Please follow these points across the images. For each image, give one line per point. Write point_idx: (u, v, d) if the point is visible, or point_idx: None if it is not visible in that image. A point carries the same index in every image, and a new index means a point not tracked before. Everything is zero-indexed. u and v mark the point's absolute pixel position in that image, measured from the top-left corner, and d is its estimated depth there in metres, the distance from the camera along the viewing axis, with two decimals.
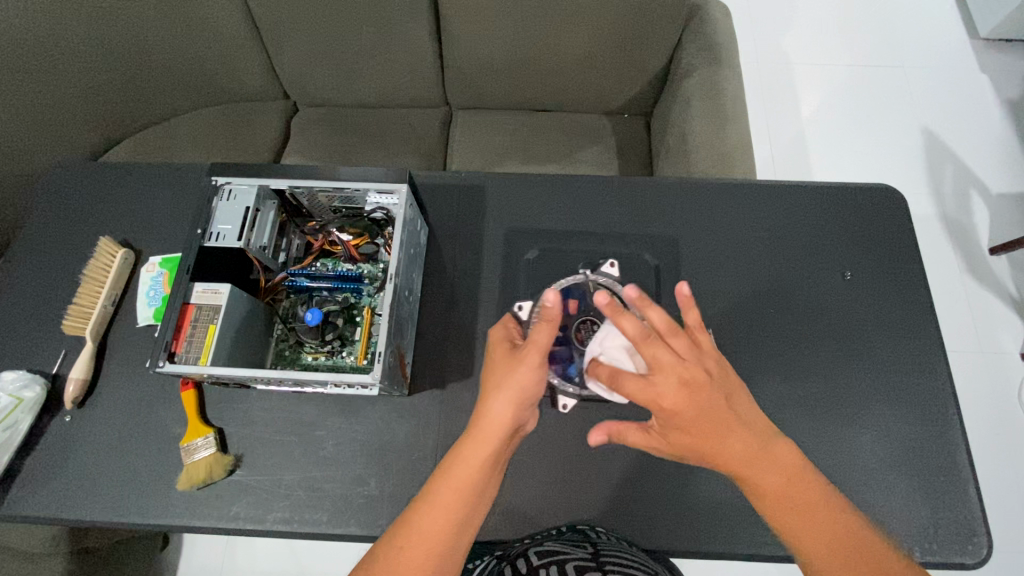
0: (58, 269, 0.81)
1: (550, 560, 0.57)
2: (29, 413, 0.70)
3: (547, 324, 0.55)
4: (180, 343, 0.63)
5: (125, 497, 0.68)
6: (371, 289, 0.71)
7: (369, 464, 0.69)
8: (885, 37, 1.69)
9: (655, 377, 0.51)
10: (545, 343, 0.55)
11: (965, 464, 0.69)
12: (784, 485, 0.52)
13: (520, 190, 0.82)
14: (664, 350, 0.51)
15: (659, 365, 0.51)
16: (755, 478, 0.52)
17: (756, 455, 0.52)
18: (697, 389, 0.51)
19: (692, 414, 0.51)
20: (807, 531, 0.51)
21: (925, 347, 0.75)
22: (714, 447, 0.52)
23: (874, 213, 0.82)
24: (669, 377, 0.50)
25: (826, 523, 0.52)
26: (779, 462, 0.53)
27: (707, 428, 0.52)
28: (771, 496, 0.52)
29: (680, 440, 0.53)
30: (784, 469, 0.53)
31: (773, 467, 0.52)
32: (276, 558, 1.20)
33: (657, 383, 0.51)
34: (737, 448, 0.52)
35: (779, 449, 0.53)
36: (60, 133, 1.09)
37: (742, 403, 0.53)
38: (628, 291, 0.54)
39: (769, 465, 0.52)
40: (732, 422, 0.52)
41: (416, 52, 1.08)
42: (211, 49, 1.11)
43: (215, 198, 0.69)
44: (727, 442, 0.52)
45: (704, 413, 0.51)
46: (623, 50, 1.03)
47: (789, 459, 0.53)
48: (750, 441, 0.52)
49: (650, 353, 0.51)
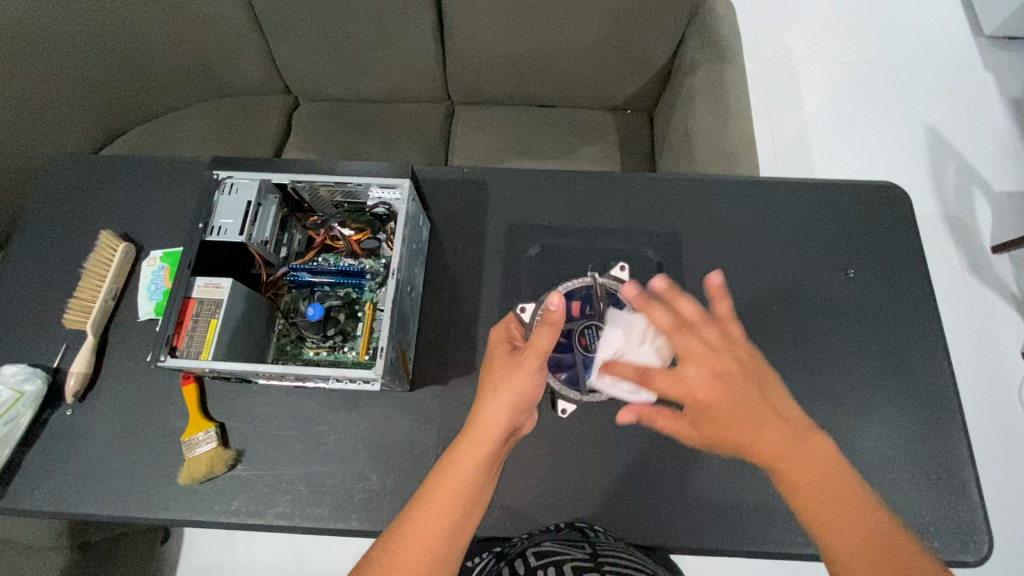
0: (58, 263, 0.80)
1: (548, 561, 0.58)
2: (31, 407, 0.70)
3: (549, 327, 0.54)
4: (181, 338, 0.63)
5: (127, 492, 0.68)
6: (373, 285, 0.71)
7: (370, 459, 0.69)
8: (888, 34, 1.68)
9: (686, 367, 0.55)
10: (545, 346, 0.54)
11: (967, 462, 0.69)
12: (818, 477, 0.52)
13: (522, 185, 0.82)
14: (694, 340, 0.56)
15: (690, 355, 0.56)
16: (793, 471, 0.52)
17: (794, 450, 0.53)
18: (728, 378, 0.55)
19: (726, 405, 0.54)
20: (840, 525, 0.50)
21: (928, 346, 0.75)
22: (747, 440, 0.53)
23: (878, 212, 0.82)
24: (700, 366, 0.55)
25: (863, 516, 0.50)
26: (813, 454, 0.53)
27: (739, 418, 0.54)
28: (806, 484, 0.52)
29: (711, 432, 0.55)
30: (817, 462, 0.53)
31: (811, 463, 0.52)
32: (276, 554, 1.21)
33: (689, 372, 0.55)
34: (775, 441, 0.53)
35: (816, 445, 0.54)
36: (63, 126, 1.08)
37: (776, 395, 0.56)
38: (657, 283, 0.59)
39: (803, 458, 0.53)
40: (766, 412, 0.54)
41: (417, 46, 1.08)
42: (212, 43, 1.11)
43: (217, 191, 0.68)
44: (764, 433, 0.53)
45: (737, 403, 0.54)
46: (627, 44, 1.03)
47: (823, 452, 0.53)
48: (785, 433, 0.53)
49: (681, 343, 0.56)
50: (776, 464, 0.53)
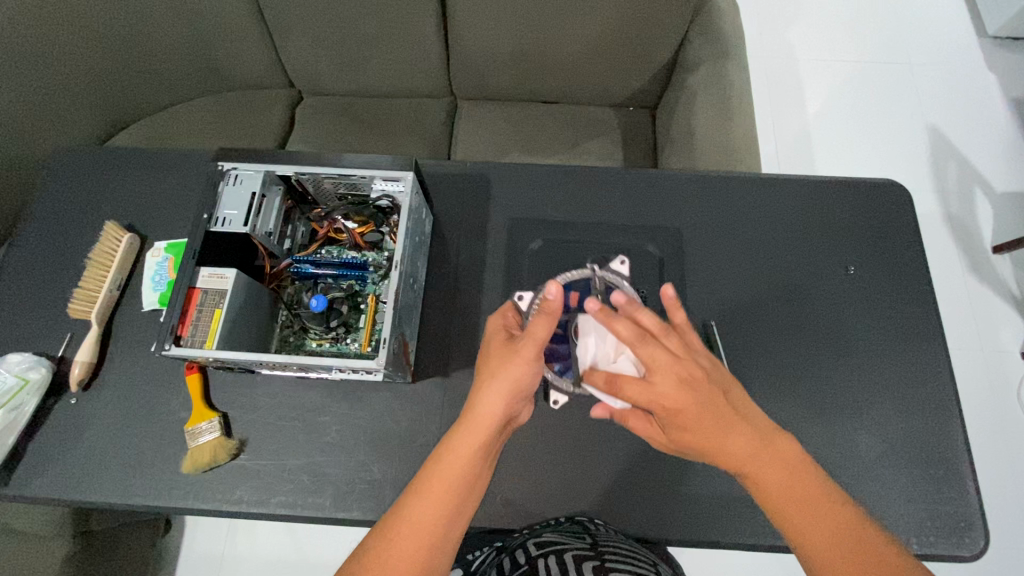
0: (63, 254, 0.81)
1: (548, 550, 0.59)
2: (35, 395, 0.71)
3: (545, 317, 0.54)
4: (186, 327, 0.63)
5: (131, 479, 0.69)
6: (376, 277, 0.72)
7: (372, 449, 0.69)
8: (892, 34, 1.68)
9: (653, 378, 0.52)
10: (542, 337, 0.55)
11: (964, 458, 0.70)
12: (785, 477, 0.52)
13: (524, 180, 0.82)
14: (658, 349, 0.52)
15: (655, 365, 0.52)
16: (759, 474, 0.52)
17: (758, 453, 0.52)
18: (696, 385, 0.52)
19: (694, 412, 0.52)
20: (808, 527, 0.51)
21: (926, 343, 0.75)
22: (719, 447, 0.53)
23: (879, 209, 0.82)
24: (667, 376, 0.51)
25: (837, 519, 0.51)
26: (780, 452, 0.53)
27: (707, 424, 0.52)
28: (776, 488, 0.52)
29: (684, 438, 0.54)
30: (784, 461, 0.52)
31: (776, 463, 0.52)
32: (277, 545, 1.21)
33: (656, 382, 0.52)
34: (742, 446, 0.52)
35: (780, 444, 0.53)
36: (65, 118, 1.09)
37: (738, 396, 0.54)
38: (617, 296, 0.55)
39: (770, 460, 0.52)
40: (731, 416, 0.52)
41: (421, 41, 1.08)
42: (217, 37, 1.11)
43: (221, 182, 0.69)
44: (730, 438, 0.52)
45: (704, 409, 0.51)
46: (630, 42, 1.03)
47: (789, 452, 0.53)
48: (752, 437, 0.52)
49: (646, 353, 0.52)
50: (745, 470, 0.53)
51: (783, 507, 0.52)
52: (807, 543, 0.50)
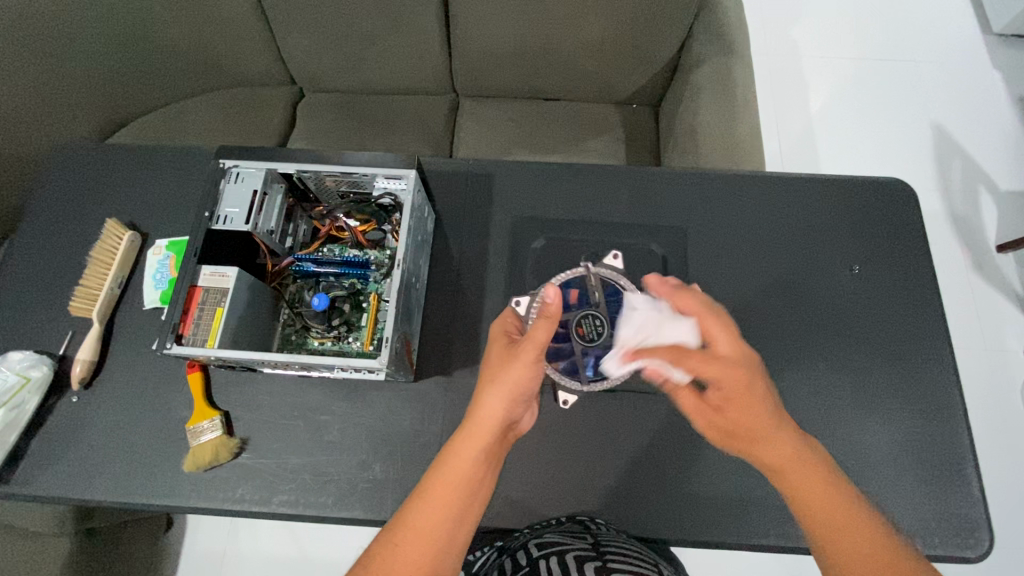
0: (64, 251, 0.80)
1: (550, 550, 0.58)
2: (36, 393, 0.71)
3: (546, 321, 0.56)
4: (187, 326, 0.63)
5: (132, 478, 0.68)
6: (378, 275, 0.71)
7: (373, 449, 0.69)
8: (897, 31, 1.67)
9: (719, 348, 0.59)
10: (542, 340, 0.56)
11: (968, 459, 0.70)
12: (817, 481, 0.55)
13: (526, 178, 0.81)
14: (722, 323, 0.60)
15: (720, 341, 0.59)
16: (793, 473, 0.56)
17: (794, 456, 0.56)
18: (752, 361, 0.60)
19: (753, 384, 0.58)
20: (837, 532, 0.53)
21: (931, 342, 0.75)
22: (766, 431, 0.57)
23: (884, 208, 0.81)
24: (729, 347, 0.59)
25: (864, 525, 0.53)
26: (814, 458, 0.57)
27: (761, 404, 0.58)
28: (810, 491, 0.55)
29: (737, 414, 0.59)
30: (816, 468, 0.56)
31: (810, 467, 0.56)
32: (278, 543, 1.21)
33: (722, 352, 0.59)
34: (783, 439, 0.57)
35: (812, 451, 0.58)
36: (66, 114, 1.08)
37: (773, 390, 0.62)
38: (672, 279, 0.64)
39: (804, 462, 0.56)
40: (775, 403, 0.59)
41: (423, 39, 1.08)
42: (218, 34, 1.11)
43: (223, 180, 0.69)
44: (777, 423, 0.58)
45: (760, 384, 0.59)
46: (634, 39, 1.02)
47: (821, 461, 0.57)
48: (790, 436, 0.58)
49: (713, 325, 0.60)
50: (783, 465, 0.56)
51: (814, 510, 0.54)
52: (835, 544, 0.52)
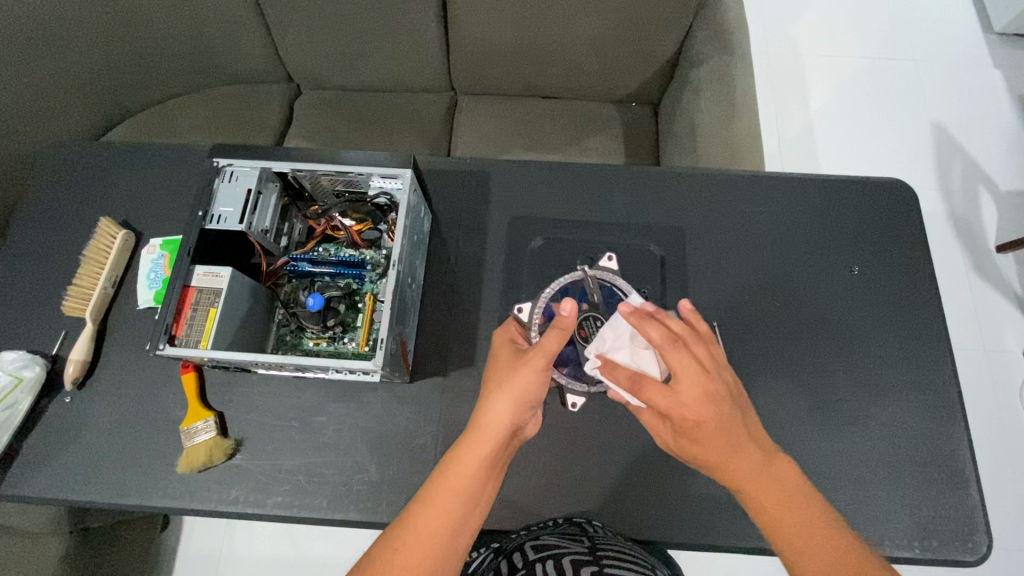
0: (58, 251, 0.80)
1: (546, 553, 0.58)
2: (29, 394, 0.70)
3: (558, 331, 0.55)
4: (181, 326, 0.62)
5: (125, 479, 0.68)
6: (374, 275, 0.71)
7: (369, 451, 0.69)
8: (898, 29, 1.66)
9: (679, 386, 0.53)
10: (554, 349, 0.55)
11: (967, 462, 0.69)
12: (782, 499, 0.51)
13: (523, 178, 0.81)
14: (687, 357, 0.53)
15: (684, 374, 0.53)
16: (756, 492, 0.52)
17: (762, 470, 0.52)
18: (719, 399, 0.52)
19: (712, 424, 0.52)
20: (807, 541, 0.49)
21: (930, 344, 0.75)
22: (724, 463, 0.53)
23: (883, 208, 0.81)
24: (692, 385, 0.52)
25: (828, 538, 0.49)
26: (783, 476, 0.52)
27: (724, 440, 0.53)
28: (776, 507, 0.51)
29: (696, 452, 0.54)
30: (783, 486, 0.52)
31: (775, 485, 0.52)
32: (275, 543, 1.21)
33: (681, 391, 0.52)
34: (747, 462, 0.52)
35: (783, 467, 0.53)
36: (61, 111, 1.07)
37: (753, 418, 0.55)
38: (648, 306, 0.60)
39: (770, 481, 0.52)
40: (746, 437, 0.53)
41: (420, 36, 1.07)
42: (215, 31, 1.10)
43: (216, 179, 0.68)
44: (738, 456, 0.52)
45: (722, 423, 0.52)
46: (633, 37, 1.02)
47: (790, 478, 0.52)
48: (756, 457, 0.53)
49: (676, 360, 0.53)
50: (745, 489, 0.52)
51: (781, 521, 0.51)
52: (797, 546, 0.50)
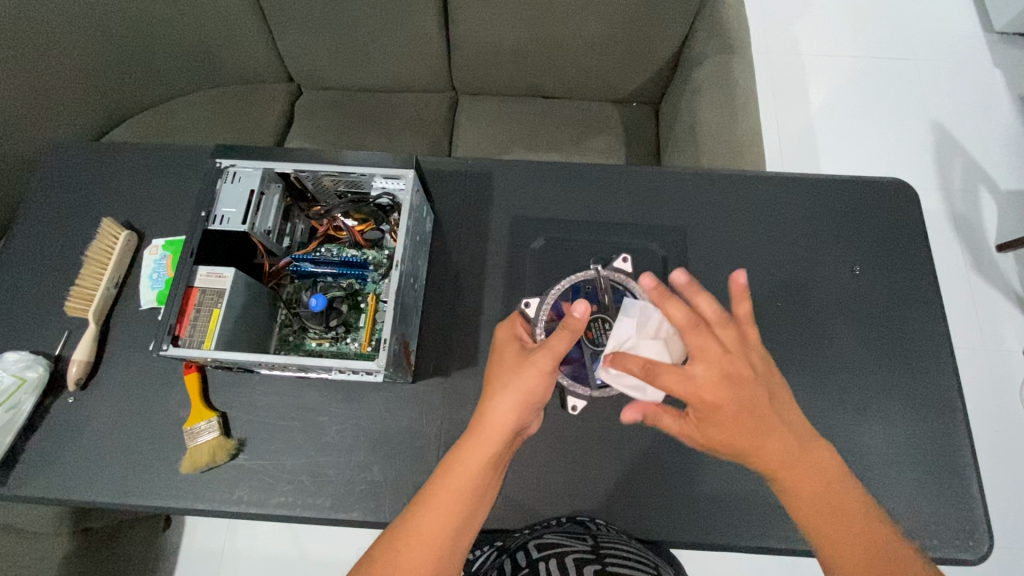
0: (59, 251, 0.80)
1: (549, 552, 0.58)
2: (32, 394, 0.70)
3: (567, 333, 0.55)
4: (184, 326, 0.62)
5: (129, 478, 0.68)
6: (376, 276, 0.71)
7: (372, 450, 0.69)
8: (898, 29, 1.66)
9: (696, 367, 0.53)
10: (561, 350, 0.56)
11: (968, 460, 0.69)
12: (819, 484, 0.52)
13: (525, 178, 0.81)
14: (710, 340, 0.54)
15: (702, 357, 0.54)
16: (793, 477, 0.52)
17: (796, 456, 0.53)
18: (738, 383, 0.53)
19: (732, 407, 0.53)
20: (835, 530, 0.50)
21: (930, 344, 0.75)
22: (754, 446, 0.53)
23: (883, 207, 0.81)
24: (710, 368, 0.53)
25: (864, 526, 0.51)
26: (819, 461, 0.53)
27: (745, 422, 0.53)
28: (811, 491, 0.52)
29: (716, 434, 0.54)
30: (820, 471, 0.53)
31: (811, 470, 0.52)
32: (277, 543, 1.21)
33: (698, 373, 0.53)
34: (779, 447, 0.52)
35: (819, 453, 0.53)
36: (62, 112, 1.08)
37: (783, 403, 0.55)
38: (678, 276, 0.56)
39: (806, 466, 0.52)
40: (772, 419, 0.53)
41: (421, 35, 1.07)
42: (214, 31, 1.10)
43: (219, 180, 0.68)
44: (768, 440, 0.53)
45: (744, 406, 0.53)
46: (634, 37, 1.02)
47: (828, 464, 0.53)
48: (790, 440, 0.53)
49: (697, 342, 0.54)
50: (778, 471, 0.53)
51: (813, 507, 0.52)
52: (831, 537, 0.50)
